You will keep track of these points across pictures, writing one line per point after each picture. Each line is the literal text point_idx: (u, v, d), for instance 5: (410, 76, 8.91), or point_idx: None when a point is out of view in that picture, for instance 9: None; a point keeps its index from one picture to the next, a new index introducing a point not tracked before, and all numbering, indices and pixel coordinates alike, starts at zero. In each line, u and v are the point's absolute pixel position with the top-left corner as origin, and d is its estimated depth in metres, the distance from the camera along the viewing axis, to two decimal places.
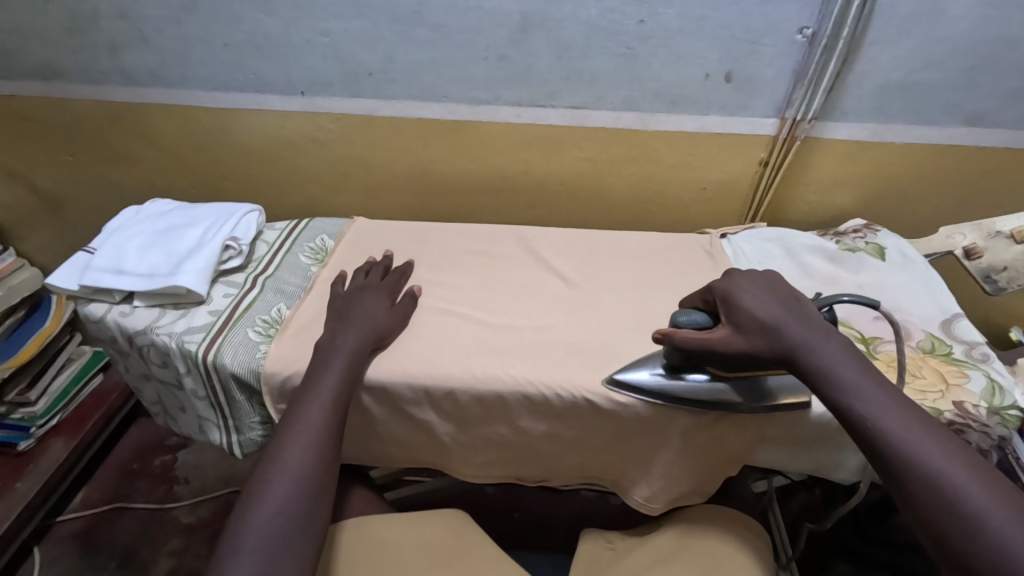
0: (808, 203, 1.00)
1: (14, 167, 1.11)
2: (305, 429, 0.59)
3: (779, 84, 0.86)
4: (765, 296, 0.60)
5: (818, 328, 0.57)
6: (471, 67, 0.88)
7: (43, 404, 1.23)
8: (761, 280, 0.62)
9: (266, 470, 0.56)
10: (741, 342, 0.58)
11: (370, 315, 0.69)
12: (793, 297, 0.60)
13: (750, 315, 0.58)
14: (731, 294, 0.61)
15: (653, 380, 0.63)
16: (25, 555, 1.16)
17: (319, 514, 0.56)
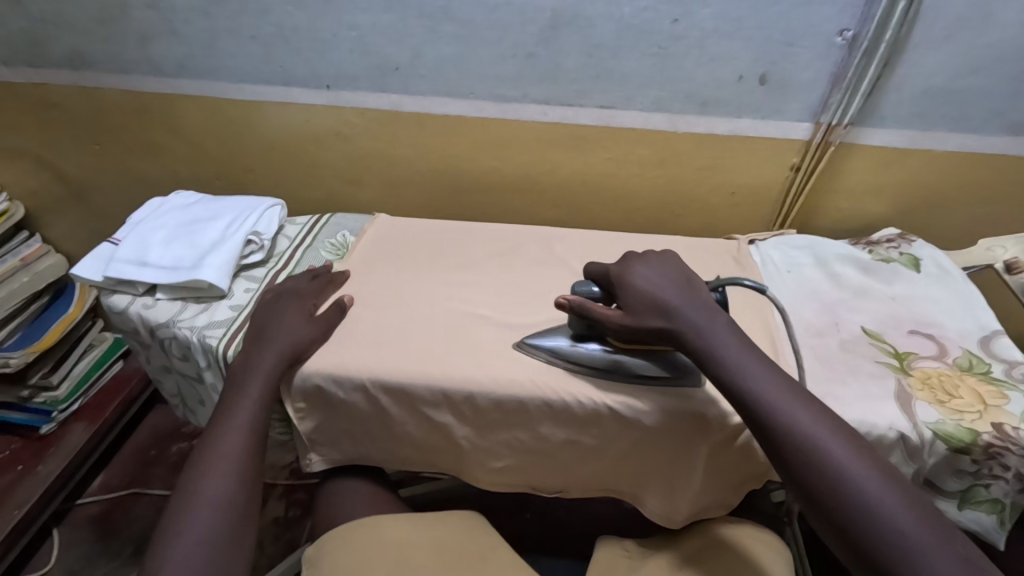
0: (840, 210, 0.97)
1: (41, 154, 1.12)
2: (222, 457, 0.59)
3: (816, 88, 0.83)
4: (654, 275, 0.65)
5: (705, 308, 0.61)
6: (498, 64, 0.87)
7: (65, 389, 1.25)
8: (656, 262, 0.67)
9: (181, 504, 0.55)
10: (622, 318, 0.63)
11: (282, 327, 0.68)
12: (683, 279, 0.64)
13: (635, 295, 0.63)
14: (621, 276, 0.65)
15: (559, 345, 0.67)
16: (44, 536, 1.18)
17: (245, 537, 0.56)
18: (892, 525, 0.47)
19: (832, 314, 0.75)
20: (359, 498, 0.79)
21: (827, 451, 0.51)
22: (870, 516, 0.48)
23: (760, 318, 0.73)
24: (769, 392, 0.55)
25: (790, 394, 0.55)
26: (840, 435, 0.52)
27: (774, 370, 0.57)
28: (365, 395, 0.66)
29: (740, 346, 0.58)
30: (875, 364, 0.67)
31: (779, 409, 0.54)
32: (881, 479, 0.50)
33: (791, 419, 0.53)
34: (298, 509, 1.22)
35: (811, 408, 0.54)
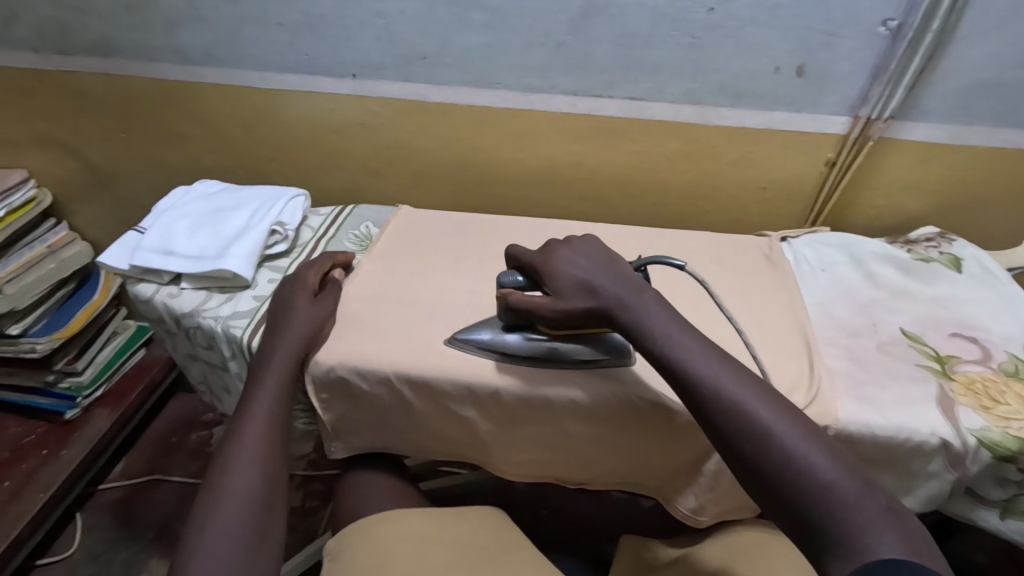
0: (876, 207, 0.94)
1: (68, 141, 1.13)
2: (243, 451, 0.58)
3: (855, 80, 0.80)
4: (579, 261, 0.63)
5: (630, 286, 0.60)
6: (528, 53, 0.85)
7: (89, 374, 1.26)
8: (579, 245, 0.65)
9: (208, 500, 0.54)
10: (556, 306, 0.61)
11: (298, 317, 0.67)
12: (609, 259, 0.63)
13: (563, 280, 0.61)
14: (546, 261, 0.64)
15: (490, 338, 0.66)
16: (68, 520, 1.20)
17: (272, 530, 0.55)
18: (820, 481, 0.48)
19: (869, 314, 0.73)
20: (378, 490, 0.79)
21: (753, 413, 0.51)
22: (823, 491, 0.47)
23: (793, 319, 0.72)
24: (698, 361, 0.54)
25: (715, 360, 0.55)
26: (765, 397, 0.52)
27: (699, 338, 0.57)
28: (389, 388, 0.65)
29: (666, 317, 0.58)
30: (915, 367, 0.65)
31: (708, 376, 0.53)
32: (806, 436, 0.50)
33: (719, 386, 0.53)
34: (315, 499, 1.23)
35: (736, 372, 0.54)
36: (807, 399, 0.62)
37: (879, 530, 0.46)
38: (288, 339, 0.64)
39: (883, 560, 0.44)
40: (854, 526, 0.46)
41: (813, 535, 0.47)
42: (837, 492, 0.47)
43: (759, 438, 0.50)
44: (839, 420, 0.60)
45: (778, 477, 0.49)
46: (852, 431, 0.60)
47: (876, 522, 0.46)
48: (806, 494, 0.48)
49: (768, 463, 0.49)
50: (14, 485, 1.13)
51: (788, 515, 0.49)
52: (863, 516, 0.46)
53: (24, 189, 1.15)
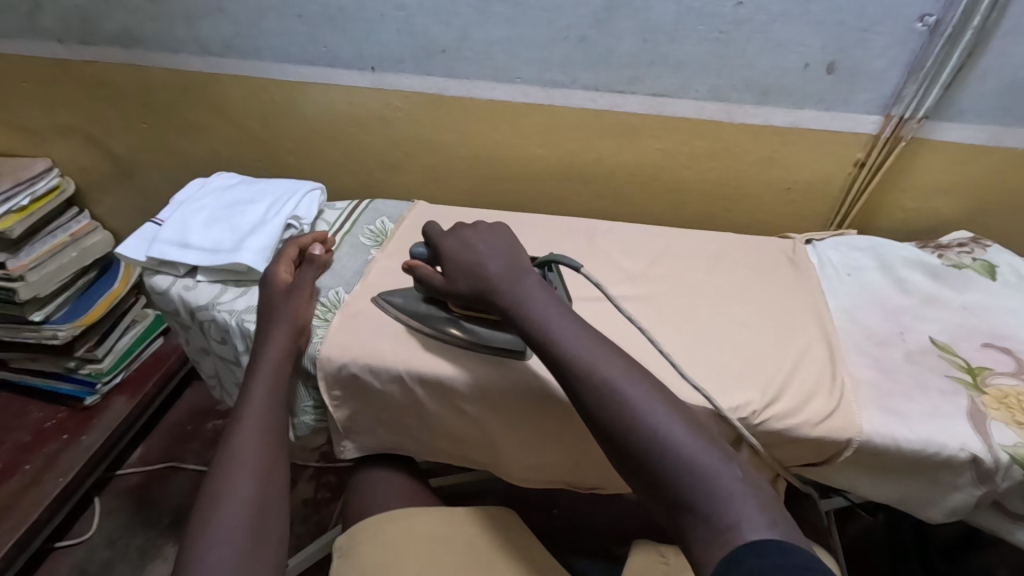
0: (905, 210, 0.91)
1: (90, 131, 1.14)
2: (239, 454, 0.58)
3: (889, 77, 0.77)
4: (474, 244, 0.63)
5: (518, 270, 0.59)
6: (549, 48, 0.84)
7: (109, 361, 1.27)
8: (483, 231, 0.65)
9: (209, 504, 0.54)
10: (447, 283, 0.63)
11: (285, 312, 0.67)
12: (506, 245, 0.63)
13: (455, 260, 0.62)
14: (445, 240, 0.64)
15: (400, 304, 0.69)
16: (86, 504, 1.22)
17: (274, 530, 0.55)
18: (684, 460, 0.45)
19: (897, 321, 0.70)
20: (388, 486, 0.78)
21: (623, 394, 0.49)
22: (689, 471, 0.45)
23: (816, 324, 0.69)
24: (575, 344, 0.52)
25: (590, 342, 0.53)
26: (638, 377, 0.50)
27: (578, 320, 0.55)
28: (400, 386, 0.65)
29: (547, 299, 0.57)
30: (945, 378, 0.63)
31: (582, 360, 0.51)
32: (673, 416, 0.48)
33: (592, 367, 0.51)
34: (327, 491, 1.23)
35: (611, 354, 0.52)
36: (830, 408, 0.60)
37: (744, 508, 0.43)
38: (277, 337, 0.65)
39: (745, 541, 0.41)
40: (719, 506, 0.43)
41: (680, 518, 0.45)
42: (701, 470, 0.45)
43: (627, 418, 0.48)
44: (863, 431, 0.58)
45: (646, 458, 0.46)
46: (877, 443, 0.58)
47: (741, 500, 0.43)
48: (673, 474, 0.45)
49: (635, 447, 0.47)
50: (34, 469, 1.15)
51: (659, 499, 0.46)
52: (727, 494, 0.43)
53: (47, 178, 1.16)
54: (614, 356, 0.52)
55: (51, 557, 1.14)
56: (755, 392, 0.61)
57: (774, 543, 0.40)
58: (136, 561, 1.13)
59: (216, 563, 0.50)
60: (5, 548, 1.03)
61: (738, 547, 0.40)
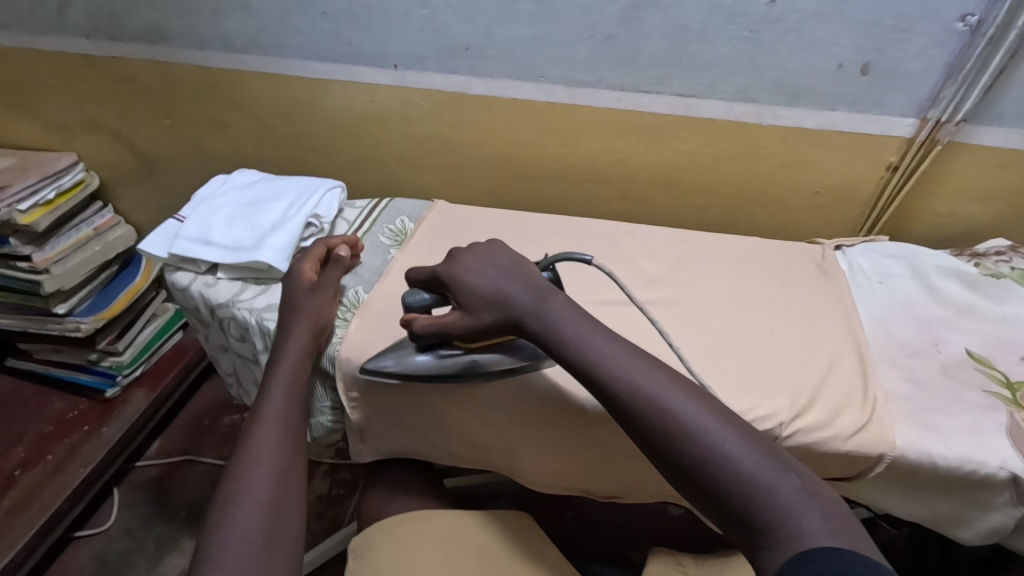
0: (939, 215, 0.88)
1: (114, 126, 1.15)
2: (257, 451, 0.58)
3: (927, 79, 0.75)
4: (486, 268, 0.58)
5: (538, 292, 0.55)
6: (574, 47, 0.82)
7: (129, 354, 1.29)
8: (480, 252, 0.60)
9: (226, 503, 0.54)
10: (468, 322, 0.58)
11: (304, 309, 0.67)
12: (515, 263, 0.58)
13: (470, 293, 0.57)
14: (450, 273, 0.59)
15: (401, 363, 0.62)
16: (106, 494, 1.23)
17: (290, 526, 0.55)
18: (738, 472, 0.44)
19: (931, 332, 0.68)
20: (402, 486, 0.77)
21: (668, 407, 0.47)
22: (751, 484, 0.43)
23: (846, 334, 0.67)
24: (612, 358, 0.51)
25: (627, 356, 0.51)
26: (679, 388, 0.49)
27: (610, 333, 0.54)
28: (419, 388, 0.64)
29: (575, 312, 0.55)
30: (982, 393, 0.61)
31: (621, 375, 0.50)
32: (724, 426, 0.46)
33: (635, 382, 0.49)
34: (341, 488, 1.23)
35: (649, 366, 0.51)
36: (860, 421, 0.58)
37: (809, 520, 0.41)
38: (296, 334, 0.65)
39: (818, 550, 0.39)
40: (781, 518, 0.42)
41: (740, 533, 0.43)
42: (762, 482, 0.43)
43: (674, 432, 0.46)
44: (897, 446, 0.57)
45: (702, 473, 0.45)
46: (911, 459, 0.56)
47: (803, 511, 0.42)
48: (726, 489, 0.44)
49: (689, 463, 0.45)
50: (56, 459, 1.17)
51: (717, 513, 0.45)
52: (788, 505, 0.42)
53: (73, 172, 1.18)
54: (654, 368, 0.50)
55: (72, 547, 1.15)
56: (780, 404, 0.59)
57: (844, 554, 0.39)
58: (153, 553, 1.14)
59: (230, 561, 0.49)
60: (27, 536, 1.04)
61: (803, 559, 0.39)
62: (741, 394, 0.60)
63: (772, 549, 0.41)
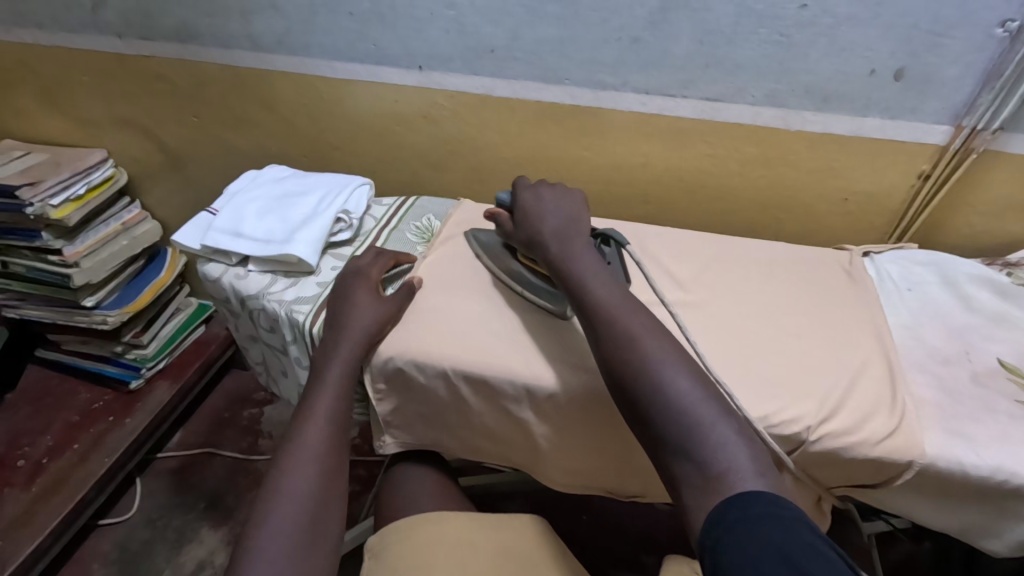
0: (971, 225, 0.87)
1: (144, 123, 1.17)
2: (303, 449, 0.59)
3: (962, 86, 0.74)
4: (546, 202, 0.68)
5: (567, 229, 0.65)
6: (602, 49, 0.83)
7: (153, 348, 1.31)
8: (559, 191, 0.70)
9: (268, 497, 0.56)
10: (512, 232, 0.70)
11: (358, 312, 0.65)
12: (568, 205, 0.68)
13: (524, 212, 0.68)
14: (519, 194, 0.71)
15: (489, 245, 0.76)
16: (128, 484, 1.26)
17: (328, 527, 0.57)
18: (683, 410, 0.49)
19: (962, 341, 0.67)
20: (421, 483, 0.78)
21: (639, 344, 0.53)
22: (694, 424, 0.48)
23: (875, 339, 0.67)
24: (604, 297, 0.57)
25: (618, 298, 0.57)
26: (657, 332, 0.54)
27: (612, 279, 0.60)
28: (445, 382, 0.64)
29: (586, 254, 0.62)
30: (1016, 403, 0.60)
31: (607, 313, 0.56)
32: (685, 371, 0.51)
33: (614, 318, 0.55)
34: (357, 484, 1.24)
35: (636, 311, 0.56)
36: (890, 426, 0.57)
37: (734, 459, 0.47)
38: (349, 333, 0.64)
39: (736, 491, 0.45)
40: (709, 453, 0.47)
41: (667, 459, 0.49)
42: (702, 424, 0.48)
43: (638, 364, 0.52)
44: (927, 454, 0.56)
45: (652, 406, 0.50)
46: (941, 466, 0.56)
47: (731, 452, 0.47)
48: (670, 420, 0.49)
49: (643, 393, 0.51)
50: (82, 448, 1.19)
51: (651, 441, 0.51)
52: (718, 444, 0.47)
53: (103, 168, 1.20)
54: (633, 308, 0.57)
55: (95, 534, 1.17)
56: (808, 407, 0.58)
57: (760, 496, 0.44)
58: (174, 542, 1.15)
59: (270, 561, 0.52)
60: (54, 522, 1.06)
61: (724, 497, 0.45)
62: (767, 396, 0.59)
63: (692, 474, 0.47)
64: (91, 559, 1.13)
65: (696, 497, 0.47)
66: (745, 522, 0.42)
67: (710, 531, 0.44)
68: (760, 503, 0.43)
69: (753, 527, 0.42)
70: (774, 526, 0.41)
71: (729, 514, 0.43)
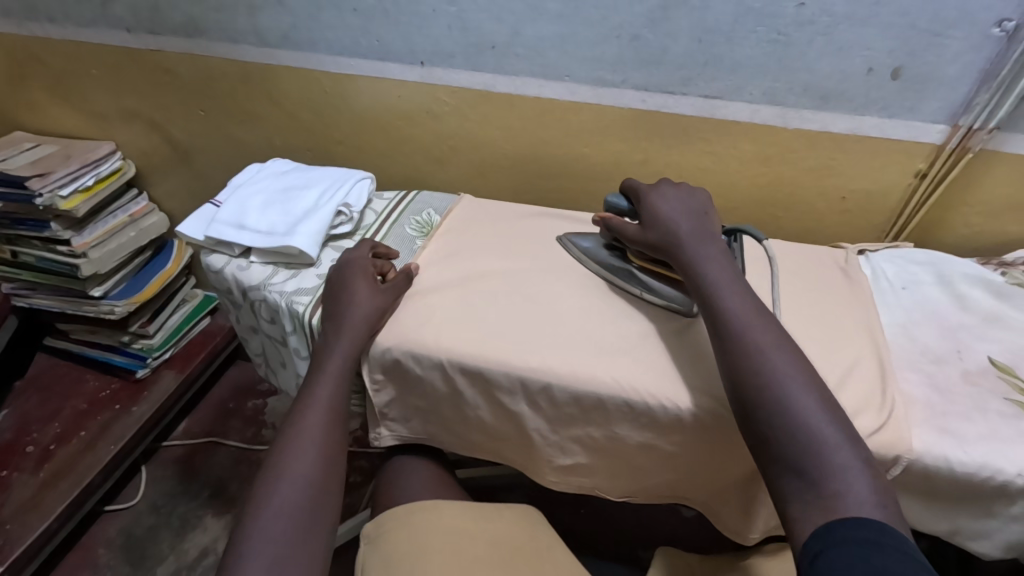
0: (969, 226, 0.87)
1: (152, 116, 1.19)
2: (304, 435, 0.61)
3: (959, 86, 0.75)
4: (678, 202, 0.70)
5: (701, 234, 0.66)
6: (602, 46, 0.83)
7: (159, 338, 1.33)
8: (685, 190, 0.72)
9: (270, 479, 0.58)
10: (640, 233, 0.69)
11: (358, 303, 0.67)
12: (700, 212, 0.69)
13: (654, 209, 0.69)
14: (647, 193, 0.71)
15: (589, 246, 0.77)
16: (134, 471, 1.28)
17: (327, 511, 0.58)
18: (808, 429, 0.51)
19: (955, 339, 0.68)
20: (421, 474, 0.79)
21: (769, 357, 0.54)
22: (813, 443, 0.50)
23: (866, 336, 0.68)
24: (736, 308, 0.59)
25: (750, 310, 0.59)
26: (786, 350, 0.55)
27: (747, 292, 0.61)
28: (441, 374, 0.66)
29: (720, 262, 0.63)
30: (1005, 401, 0.61)
31: (735, 324, 0.58)
32: (811, 391, 0.53)
33: (743, 330, 0.57)
34: (359, 475, 1.26)
35: (766, 325, 0.57)
36: (878, 425, 0.58)
37: (853, 485, 0.48)
38: (350, 323, 0.65)
39: (852, 517, 0.46)
40: (828, 476, 0.49)
41: (779, 470, 0.51)
42: (825, 446, 0.50)
43: (767, 376, 0.53)
44: (913, 449, 0.56)
45: (773, 422, 0.52)
46: (927, 463, 0.56)
47: (852, 476, 0.48)
48: (794, 439, 0.51)
49: (766, 407, 0.52)
50: (89, 436, 1.21)
51: (763, 450, 0.52)
52: (839, 467, 0.49)
53: (111, 160, 1.22)
54: (760, 323, 0.58)
55: (101, 520, 1.20)
56: None
57: (875, 524, 0.45)
58: (178, 529, 1.18)
59: (272, 540, 0.53)
60: (61, 507, 1.09)
61: (842, 520, 0.46)
62: None
63: (808, 492, 0.49)
64: (97, 545, 1.16)
65: (806, 510, 0.49)
66: (856, 544, 0.44)
67: (817, 540, 0.46)
68: (878, 533, 0.45)
69: (863, 552, 0.44)
70: (889, 555, 0.43)
71: (841, 531, 0.46)
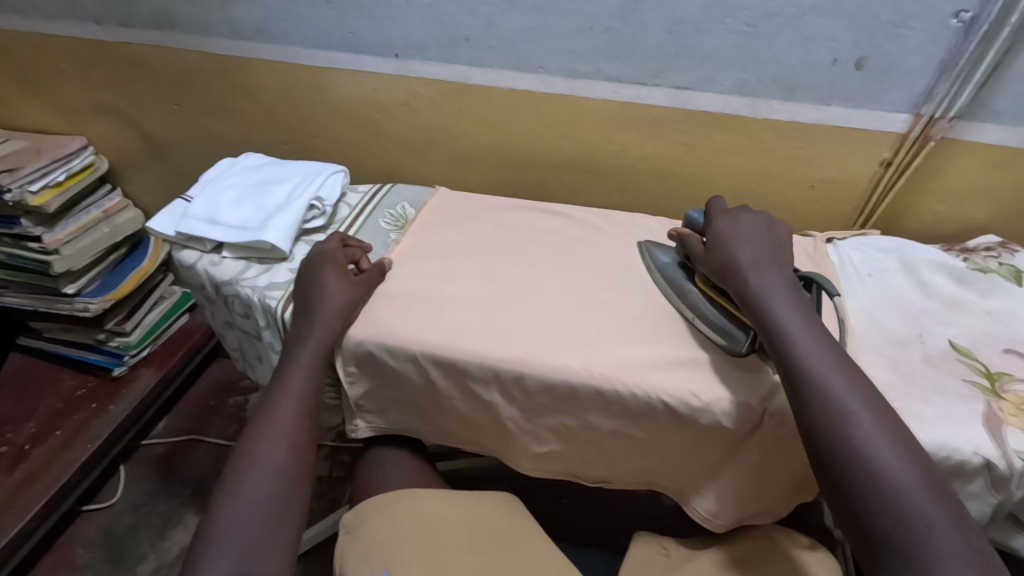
0: (934, 213, 0.89)
1: (124, 110, 1.17)
2: (275, 425, 0.61)
3: (921, 76, 0.76)
4: (751, 234, 0.68)
5: (774, 270, 0.64)
6: (574, 38, 0.84)
7: (136, 335, 1.32)
8: (760, 221, 0.70)
9: (241, 467, 0.58)
10: (705, 253, 0.68)
11: (329, 294, 0.67)
12: (774, 243, 0.67)
13: (722, 234, 0.68)
14: (719, 221, 0.70)
15: (666, 260, 0.75)
16: (112, 471, 1.26)
17: (297, 498, 0.59)
18: (897, 498, 0.48)
19: (917, 324, 0.70)
20: (400, 466, 0.80)
21: (852, 414, 0.52)
22: (904, 513, 0.48)
23: (831, 322, 0.69)
24: (803, 345, 0.57)
25: (820, 348, 0.57)
26: (869, 405, 0.53)
27: (815, 327, 0.59)
28: (415, 366, 0.66)
29: (793, 305, 0.60)
30: (964, 383, 0.63)
31: (813, 373, 0.55)
32: (898, 453, 0.50)
33: (823, 381, 0.54)
34: (341, 470, 1.26)
35: (848, 375, 0.55)
36: None
37: (953, 562, 0.46)
38: (324, 316, 0.65)
39: None
40: (921, 551, 0.46)
41: (866, 540, 0.49)
42: (919, 516, 0.47)
43: (849, 435, 0.51)
44: None
45: (858, 486, 0.50)
46: None
47: (949, 552, 0.46)
48: (882, 506, 0.49)
49: (851, 471, 0.50)
50: (65, 435, 1.19)
51: (849, 516, 0.50)
52: (934, 541, 0.46)
53: (82, 155, 1.20)
54: (842, 373, 0.55)
55: (80, 520, 1.19)
56: (755, 387, 0.61)
57: None
58: (158, 528, 1.17)
59: (243, 528, 0.54)
60: (37, 507, 1.07)
61: None
62: (719, 379, 0.62)
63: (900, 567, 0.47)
64: (76, 544, 1.15)
65: None
66: None
67: None
68: None
69: None
70: None
71: None
